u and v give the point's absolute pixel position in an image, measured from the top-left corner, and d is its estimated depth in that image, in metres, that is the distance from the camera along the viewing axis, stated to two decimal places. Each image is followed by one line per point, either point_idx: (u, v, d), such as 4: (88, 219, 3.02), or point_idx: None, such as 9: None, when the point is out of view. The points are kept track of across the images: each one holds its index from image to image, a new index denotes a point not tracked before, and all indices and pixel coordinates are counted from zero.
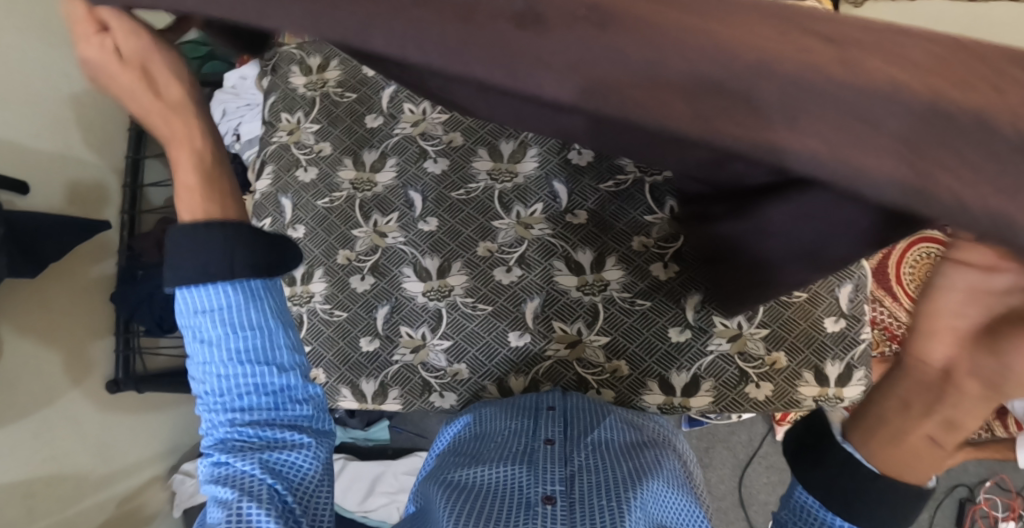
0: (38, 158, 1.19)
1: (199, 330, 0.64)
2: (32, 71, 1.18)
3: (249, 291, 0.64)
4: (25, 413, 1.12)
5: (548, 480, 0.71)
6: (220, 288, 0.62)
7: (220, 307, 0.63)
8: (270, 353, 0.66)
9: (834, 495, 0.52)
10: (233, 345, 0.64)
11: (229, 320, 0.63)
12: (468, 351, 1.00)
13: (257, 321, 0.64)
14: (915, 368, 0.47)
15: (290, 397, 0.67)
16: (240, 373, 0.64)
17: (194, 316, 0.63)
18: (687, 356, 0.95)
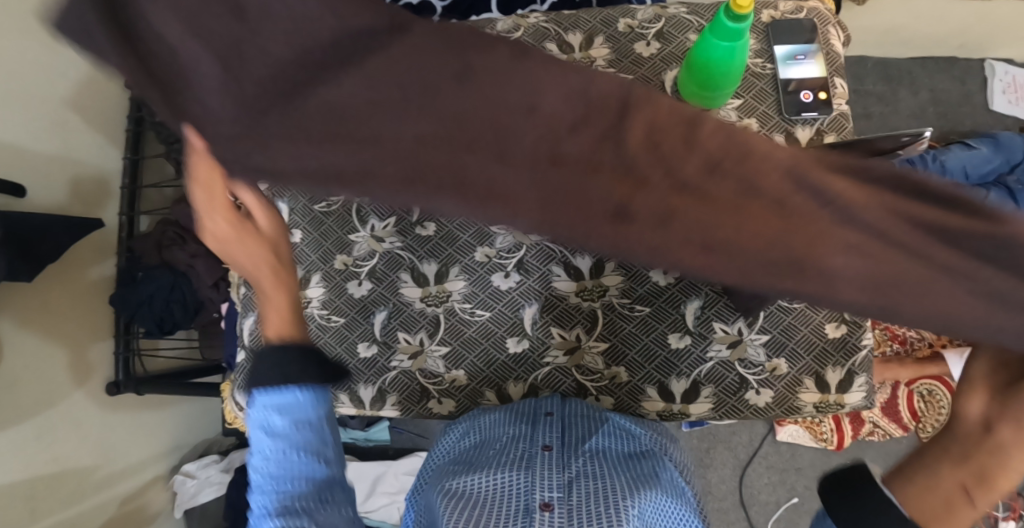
0: (37, 159, 1.19)
1: (267, 424, 0.70)
2: (32, 73, 1.18)
3: (313, 396, 0.71)
4: (27, 415, 1.12)
5: (546, 485, 0.69)
6: (295, 390, 0.70)
7: (290, 406, 0.70)
8: (321, 449, 0.72)
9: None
10: (296, 442, 0.70)
11: (297, 419, 0.70)
12: (466, 357, 1.00)
13: (314, 421, 0.71)
14: (959, 422, 0.56)
15: (333, 488, 0.71)
16: (297, 461, 0.70)
17: (264, 412, 0.70)
18: (687, 362, 0.96)
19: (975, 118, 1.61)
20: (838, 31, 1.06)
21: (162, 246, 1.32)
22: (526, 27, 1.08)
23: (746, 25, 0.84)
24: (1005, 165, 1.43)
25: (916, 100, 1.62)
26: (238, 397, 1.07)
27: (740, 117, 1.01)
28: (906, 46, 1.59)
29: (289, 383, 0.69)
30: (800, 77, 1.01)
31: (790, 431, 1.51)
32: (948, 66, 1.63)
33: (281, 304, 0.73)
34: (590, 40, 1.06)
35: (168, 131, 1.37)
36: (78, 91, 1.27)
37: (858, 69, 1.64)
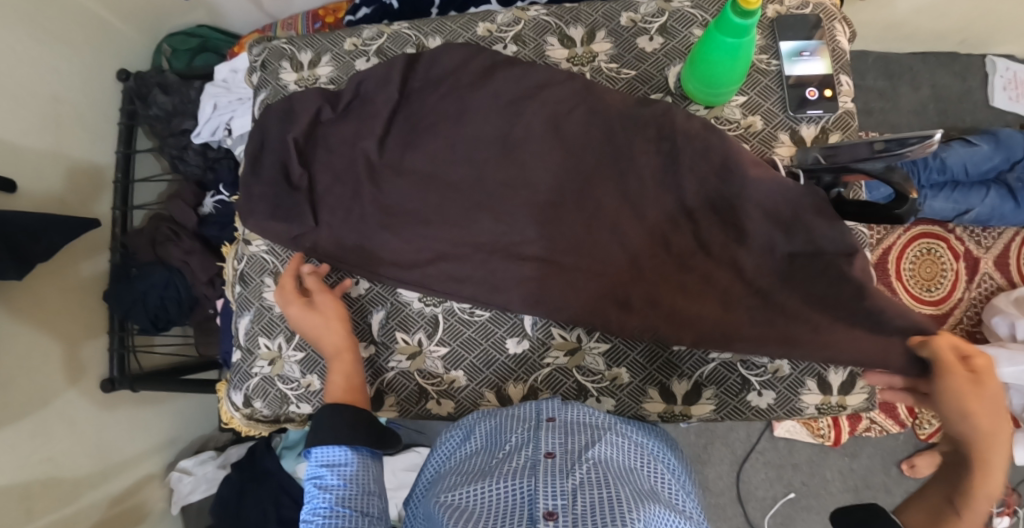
0: (29, 155, 1.16)
1: (319, 479, 0.81)
2: (23, 67, 1.15)
3: (363, 454, 0.84)
4: (21, 415, 1.10)
5: (550, 495, 0.69)
6: (343, 446, 0.83)
7: (339, 462, 0.83)
8: (364, 505, 0.80)
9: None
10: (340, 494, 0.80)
11: (344, 475, 0.82)
12: (465, 358, 0.99)
13: (358, 480, 0.82)
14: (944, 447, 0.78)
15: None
16: (338, 512, 0.78)
17: (317, 468, 0.82)
18: (690, 364, 0.95)
19: (975, 115, 1.60)
20: (844, 27, 1.04)
21: (156, 243, 1.30)
22: (527, 21, 1.06)
23: (754, 21, 0.82)
24: (1005, 163, 1.42)
25: (917, 95, 1.61)
26: (233, 397, 1.05)
27: (744, 114, 0.99)
28: (907, 41, 1.58)
29: (339, 441, 0.83)
30: (804, 73, 1.00)
31: (788, 427, 1.50)
32: (949, 61, 1.62)
33: (343, 377, 0.91)
34: (592, 34, 1.04)
35: (162, 125, 1.35)
36: (70, 86, 1.25)
37: (859, 63, 1.63)
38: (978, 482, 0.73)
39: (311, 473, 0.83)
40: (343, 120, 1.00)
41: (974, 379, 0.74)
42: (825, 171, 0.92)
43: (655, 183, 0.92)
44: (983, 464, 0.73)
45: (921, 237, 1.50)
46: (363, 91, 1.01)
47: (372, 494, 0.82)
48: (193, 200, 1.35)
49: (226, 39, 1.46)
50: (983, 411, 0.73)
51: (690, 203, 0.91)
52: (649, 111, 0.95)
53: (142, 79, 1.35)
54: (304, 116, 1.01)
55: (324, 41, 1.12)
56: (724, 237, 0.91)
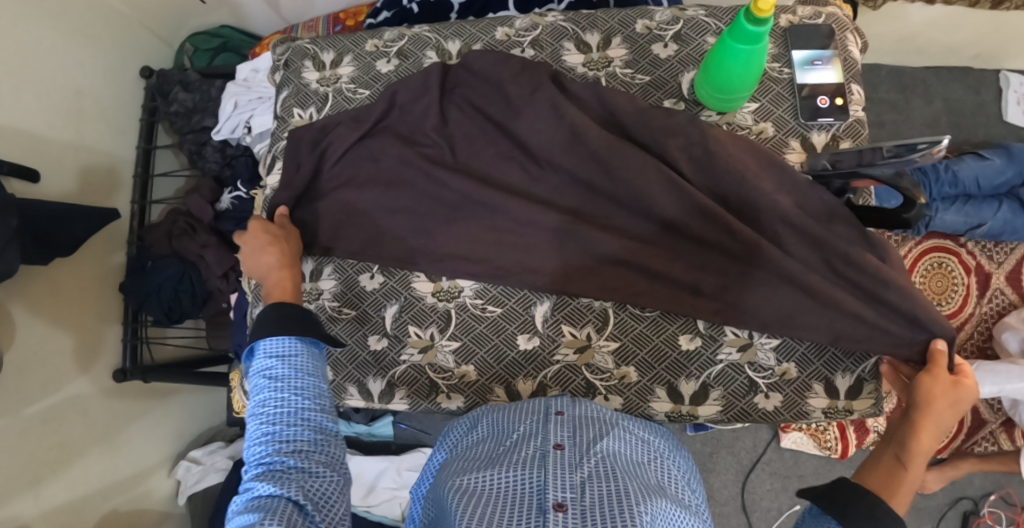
0: (51, 147, 1.19)
1: (268, 371, 0.75)
2: (48, 61, 1.18)
3: (310, 345, 0.78)
4: (33, 400, 1.13)
5: (559, 487, 0.71)
6: (292, 336, 0.77)
7: (288, 353, 0.76)
8: (317, 396, 0.74)
9: (836, 502, 0.71)
10: (292, 385, 0.74)
11: (294, 365, 0.75)
12: (476, 353, 1.00)
13: (309, 371, 0.75)
14: (899, 425, 0.82)
15: (324, 435, 0.72)
16: (290, 406, 0.72)
17: (265, 361, 0.75)
18: (697, 364, 0.96)
19: (989, 129, 1.61)
20: (856, 37, 1.06)
21: (173, 236, 1.32)
22: (544, 26, 1.09)
23: (766, 29, 0.85)
24: (1017, 177, 1.42)
25: (930, 109, 1.62)
26: None
27: (756, 121, 1.01)
28: (921, 54, 1.59)
29: (289, 332, 0.77)
30: (817, 82, 1.01)
31: (794, 437, 1.51)
32: (963, 75, 1.62)
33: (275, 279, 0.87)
34: (607, 40, 1.06)
35: (182, 121, 1.38)
36: (92, 79, 1.28)
37: (871, 76, 1.64)
38: (925, 442, 0.78)
39: (258, 367, 0.76)
40: (377, 129, 1.03)
41: (949, 377, 0.84)
42: (836, 177, 0.94)
43: (661, 186, 0.94)
44: (931, 432, 0.80)
45: (933, 251, 1.49)
46: (399, 101, 1.04)
47: (322, 380, 0.76)
48: (212, 195, 1.38)
49: (247, 40, 1.49)
50: (946, 400, 0.82)
51: (696, 207, 0.93)
52: (657, 117, 0.97)
53: (165, 77, 1.39)
54: (342, 128, 1.03)
55: (346, 42, 1.15)
56: (731, 239, 0.92)
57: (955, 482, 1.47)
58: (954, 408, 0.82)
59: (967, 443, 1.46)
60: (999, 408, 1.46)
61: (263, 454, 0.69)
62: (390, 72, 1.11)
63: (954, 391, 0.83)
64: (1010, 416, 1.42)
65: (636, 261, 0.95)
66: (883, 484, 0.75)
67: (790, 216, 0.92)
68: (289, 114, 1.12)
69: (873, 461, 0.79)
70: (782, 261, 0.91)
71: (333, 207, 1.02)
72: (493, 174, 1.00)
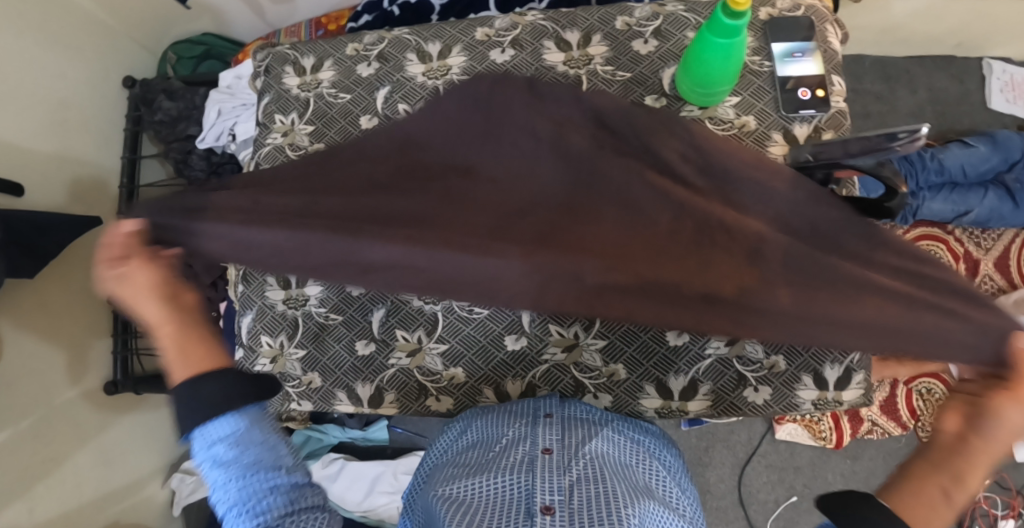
0: (37, 158, 1.18)
1: (216, 455, 0.67)
2: (31, 72, 1.17)
3: (247, 409, 0.68)
4: (24, 415, 1.11)
5: (547, 490, 0.70)
6: (224, 414, 0.67)
7: (229, 431, 0.67)
8: (278, 460, 0.68)
9: None
10: (248, 462, 0.67)
11: (242, 441, 0.67)
12: (464, 355, 1.00)
13: (259, 439, 0.68)
14: (940, 438, 0.67)
15: (301, 493, 0.69)
16: (255, 484, 0.67)
17: (208, 445, 0.67)
18: (685, 360, 0.96)
19: (974, 117, 1.61)
20: (835, 29, 1.06)
21: None
22: (524, 26, 1.08)
23: (744, 22, 0.84)
24: (1003, 163, 1.43)
25: (915, 98, 1.62)
26: None
27: (738, 115, 1.01)
28: (904, 44, 1.59)
29: (215, 415, 0.66)
30: (798, 74, 1.01)
31: (788, 429, 1.51)
32: (945, 64, 1.63)
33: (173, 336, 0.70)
34: (588, 38, 1.06)
35: (167, 130, 1.37)
36: (76, 89, 1.27)
37: (856, 67, 1.64)
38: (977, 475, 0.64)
39: (202, 451, 0.67)
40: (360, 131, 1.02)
41: None
42: (818, 168, 0.94)
43: None
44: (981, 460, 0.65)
45: (921, 240, 1.50)
46: None
47: (277, 439, 0.69)
48: None
49: (230, 46, 1.47)
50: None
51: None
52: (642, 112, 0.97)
53: (148, 86, 1.38)
54: None
55: (326, 47, 1.14)
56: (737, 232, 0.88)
57: None
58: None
59: None
60: None
61: None
62: (371, 76, 1.10)
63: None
64: None
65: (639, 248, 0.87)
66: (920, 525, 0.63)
67: (776, 207, 0.92)
68: (271, 120, 1.12)
69: (912, 485, 0.65)
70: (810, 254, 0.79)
71: (275, 220, 0.87)
72: (477, 162, 0.92)
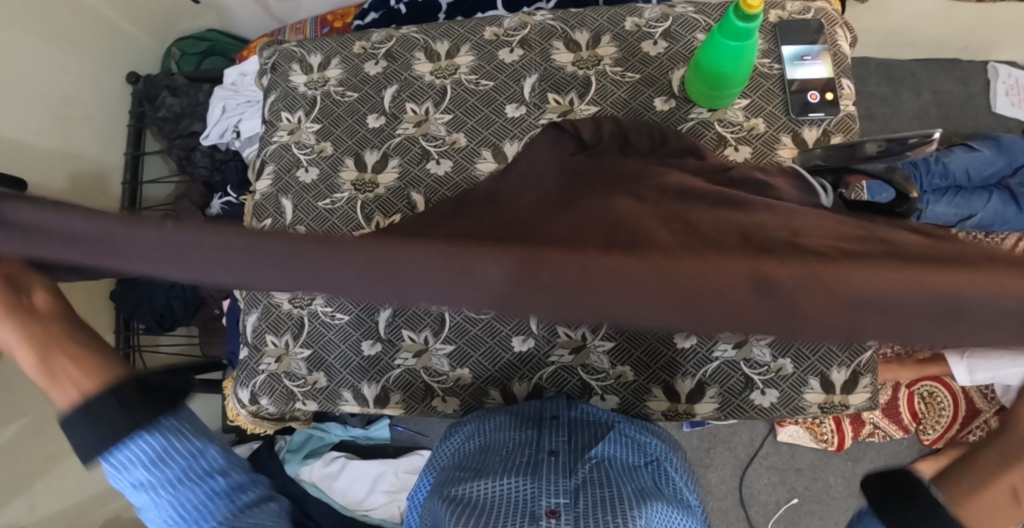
0: (38, 155, 1.17)
1: (141, 478, 0.63)
2: (33, 67, 1.16)
3: (165, 423, 0.63)
4: (24, 413, 1.11)
5: (552, 493, 0.69)
6: (139, 434, 0.62)
7: (147, 453, 0.63)
8: (211, 466, 0.66)
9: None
10: (179, 477, 0.64)
11: (166, 460, 0.63)
12: (471, 356, 1.00)
13: (186, 450, 0.64)
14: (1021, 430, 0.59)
15: (243, 492, 0.68)
16: (193, 498, 0.65)
17: (129, 469, 0.63)
18: (692, 362, 0.96)
19: (978, 121, 1.61)
20: (845, 32, 1.06)
21: None
22: (532, 26, 1.08)
23: (756, 25, 0.84)
24: (1007, 168, 1.43)
25: (919, 102, 1.61)
26: (240, 394, 1.05)
27: (747, 117, 1.01)
28: (909, 47, 1.59)
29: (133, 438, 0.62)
30: (806, 77, 1.01)
31: (790, 431, 1.51)
32: (951, 67, 1.63)
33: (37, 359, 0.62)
34: (597, 39, 1.06)
35: (170, 126, 1.37)
36: (78, 85, 1.26)
37: (861, 69, 1.64)
38: None
39: (121, 475, 0.63)
40: None
41: None
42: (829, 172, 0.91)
43: None
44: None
45: None
46: None
47: (205, 446, 0.66)
48: (201, 201, 1.35)
49: (233, 44, 1.47)
50: None
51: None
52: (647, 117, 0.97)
53: (151, 82, 1.37)
54: None
55: (334, 44, 1.14)
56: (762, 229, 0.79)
57: None
58: None
59: (963, 432, 1.46)
60: (993, 398, 1.46)
61: None
62: (379, 74, 1.10)
63: None
64: (1005, 405, 1.43)
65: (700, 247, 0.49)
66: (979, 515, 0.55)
67: None
68: (277, 117, 1.11)
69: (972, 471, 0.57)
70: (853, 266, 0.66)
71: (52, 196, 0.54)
72: None
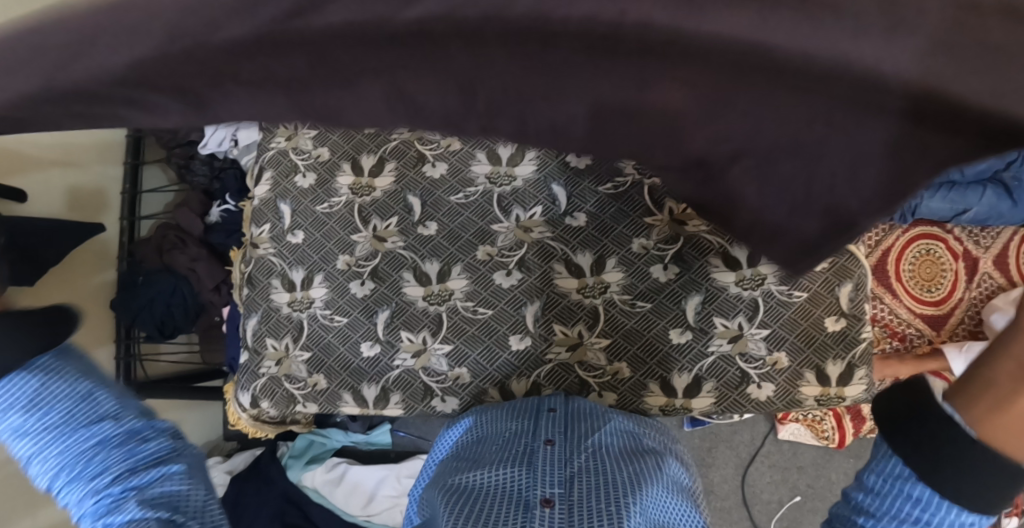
0: (38, 165, 1.19)
1: (27, 422, 0.69)
2: None
3: (53, 365, 0.70)
4: None
5: (547, 483, 0.71)
6: (20, 376, 0.68)
7: (31, 396, 0.68)
8: (99, 409, 0.72)
9: (911, 463, 0.47)
10: (65, 421, 0.70)
11: (52, 401, 0.69)
12: (469, 356, 1.01)
13: (71, 394, 0.70)
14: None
15: (137, 437, 0.73)
16: (81, 441, 0.70)
17: (15, 413, 0.69)
18: (688, 357, 0.97)
19: None
20: None
21: (163, 250, 1.32)
22: None
23: None
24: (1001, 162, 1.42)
25: None
26: (241, 398, 1.06)
27: None
28: None
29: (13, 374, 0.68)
30: None
31: (791, 429, 1.51)
32: None
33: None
34: None
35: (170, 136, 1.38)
36: None
37: None
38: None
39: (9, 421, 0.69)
40: None
41: None
42: None
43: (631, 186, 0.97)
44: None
45: (920, 238, 1.52)
46: None
47: (94, 390, 0.72)
48: (200, 209, 1.39)
49: None
50: None
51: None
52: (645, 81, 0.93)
53: None
54: None
55: None
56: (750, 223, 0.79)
57: None
58: None
59: None
60: None
61: (90, 495, 0.70)
62: None
63: None
64: None
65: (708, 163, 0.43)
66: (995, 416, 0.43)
67: None
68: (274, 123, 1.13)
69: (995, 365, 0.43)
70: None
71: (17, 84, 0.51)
72: None
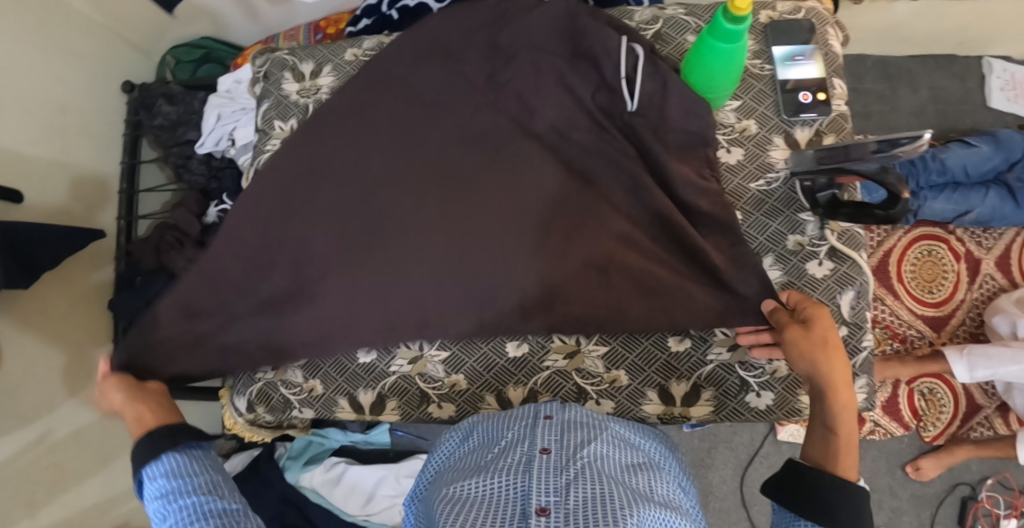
0: (35, 165, 1.17)
1: (161, 492, 0.76)
2: (30, 79, 1.17)
3: (194, 449, 0.80)
4: (25, 421, 1.11)
5: (542, 491, 0.70)
6: (168, 452, 0.78)
7: (171, 466, 0.77)
8: (212, 488, 0.76)
9: (787, 496, 0.77)
10: (182, 492, 0.75)
11: (180, 474, 0.76)
12: (466, 362, 1.00)
13: (199, 471, 0.77)
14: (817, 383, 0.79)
15: (228, 514, 0.74)
16: (190, 511, 0.74)
17: (155, 484, 0.77)
18: (687, 366, 0.96)
19: (975, 116, 1.60)
20: (837, 32, 1.06)
21: (160, 249, 1.28)
22: None
23: (745, 26, 0.85)
24: (1004, 163, 1.42)
25: (915, 98, 1.61)
26: (236, 403, 1.05)
27: (739, 119, 1.01)
28: (904, 43, 1.58)
29: (158, 454, 0.78)
30: (799, 77, 1.01)
31: (790, 430, 1.52)
32: (947, 63, 1.62)
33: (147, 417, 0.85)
34: None
35: (167, 135, 1.37)
36: (76, 96, 1.27)
37: (857, 67, 1.63)
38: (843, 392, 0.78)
39: (150, 496, 0.77)
40: None
41: (817, 340, 0.80)
42: (821, 173, 0.93)
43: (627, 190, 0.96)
44: (847, 382, 0.78)
45: (922, 240, 1.50)
46: None
47: (214, 473, 0.78)
48: (198, 208, 1.34)
49: (229, 50, 1.46)
50: (816, 347, 0.79)
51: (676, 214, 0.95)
52: (657, 88, 0.96)
53: (148, 90, 1.37)
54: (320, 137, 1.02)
55: (326, 52, 1.14)
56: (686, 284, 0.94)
57: (951, 468, 1.47)
58: (830, 350, 0.79)
59: (963, 428, 1.46)
60: (993, 393, 1.47)
61: None
62: None
63: (823, 347, 0.79)
64: (1005, 400, 1.43)
65: (571, 290, 0.94)
66: (823, 457, 0.79)
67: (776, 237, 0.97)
68: (270, 126, 1.11)
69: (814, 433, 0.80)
70: (738, 286, 0.92)
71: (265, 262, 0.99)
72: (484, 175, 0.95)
